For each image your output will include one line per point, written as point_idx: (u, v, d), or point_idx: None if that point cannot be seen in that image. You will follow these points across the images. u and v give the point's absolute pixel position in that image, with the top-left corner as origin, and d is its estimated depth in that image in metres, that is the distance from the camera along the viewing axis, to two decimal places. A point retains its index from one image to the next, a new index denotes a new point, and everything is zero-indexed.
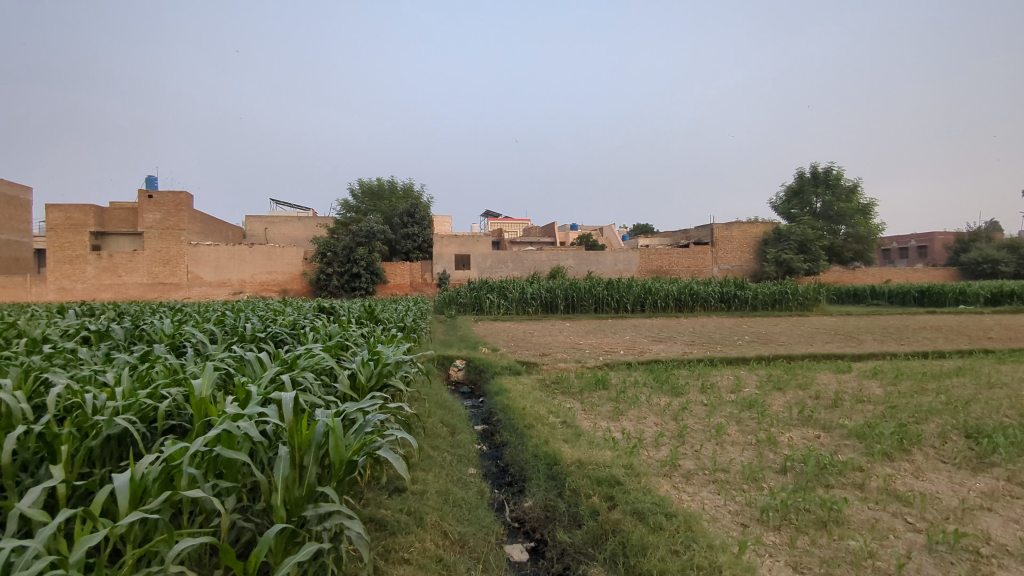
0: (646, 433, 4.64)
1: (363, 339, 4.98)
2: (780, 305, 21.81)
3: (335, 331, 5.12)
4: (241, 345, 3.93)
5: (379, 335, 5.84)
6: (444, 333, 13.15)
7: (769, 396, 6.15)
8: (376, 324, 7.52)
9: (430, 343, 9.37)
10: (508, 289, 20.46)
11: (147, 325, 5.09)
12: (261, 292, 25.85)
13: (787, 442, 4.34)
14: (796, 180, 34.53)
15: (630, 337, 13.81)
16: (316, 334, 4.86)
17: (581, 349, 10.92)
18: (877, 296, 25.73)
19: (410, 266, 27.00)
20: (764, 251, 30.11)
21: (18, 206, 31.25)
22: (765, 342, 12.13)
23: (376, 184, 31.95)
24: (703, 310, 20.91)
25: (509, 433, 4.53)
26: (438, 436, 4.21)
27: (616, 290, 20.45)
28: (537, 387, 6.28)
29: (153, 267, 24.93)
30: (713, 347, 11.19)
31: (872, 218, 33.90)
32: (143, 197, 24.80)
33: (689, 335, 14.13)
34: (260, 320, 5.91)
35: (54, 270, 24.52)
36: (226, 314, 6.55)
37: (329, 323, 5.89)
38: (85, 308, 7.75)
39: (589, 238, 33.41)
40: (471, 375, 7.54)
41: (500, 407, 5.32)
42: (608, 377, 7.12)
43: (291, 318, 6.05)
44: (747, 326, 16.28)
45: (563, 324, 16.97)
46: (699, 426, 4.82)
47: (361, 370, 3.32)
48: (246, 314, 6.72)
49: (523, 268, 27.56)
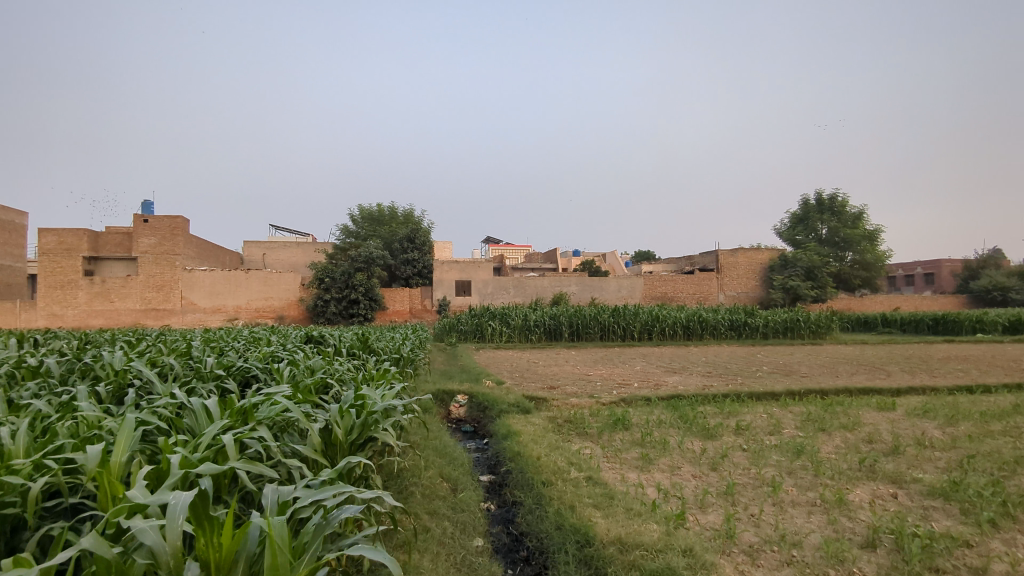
0: (688, 490, 3.90)
1: (349, 376, 4.25)
2: (792, 333, 21.07)
3: (318, 366, 4.40)
4: (195, 387, 3.19)
5: (370, 370, 5.09)
6: (443, 363, 12.41)
7: (816, 440, 5.40)
8: (370, 355, 6.78)
9: (429, 376, 8.63)
10: (510, 316, 19.74)
11: (98, 358, 4.34)
12: (257, 319, 25.11)
13: (862, 504, 3.59)
14: (801, 206, 34.04)
15: (641, 366, 13.06)
16: (296, 371, 4.14)
17: (592, 381, 10.17)
18: (889, 324, 24.99)
19: (409, 292, 26.32)
20: (771, 277, 29.45)
21: (12, 230, 30.70)
22: (786, 373, 11.35)
23: (376, 209, 31.43)
24: (713, 338, 20.14)
25: (521, 490, 3.76)
26: (436, 493, 3.45)
27: (623, 317, 19.73)
28: (550, 428, 5.53)
29: (147, 292, 24.26)
30: (732, 379, 10.42)
31: (879, 244, 33.32)
32: (138, 221, 24.28)
33: (703, 365, 13.36)
34: (235, 351, 5.17)
35: (45, 296, 23.85)
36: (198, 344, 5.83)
37: (313, 354, 5.16)
38: (50, 336, 7.02)
39: (592, 265, 32.77)
40: (473, 413, 6.79)
41: (508, 454, 4.56)
42: (627, 415, 6.37)
43: (269, 349, 5.30)
44: (762, 356, 15.53)
45: (568, 352, 16.17)
46: (748, 481, 4.08)
47: (338, 422, 2.58)
48: (220, 345, 5.97)
49: (525, 295, 26.87)
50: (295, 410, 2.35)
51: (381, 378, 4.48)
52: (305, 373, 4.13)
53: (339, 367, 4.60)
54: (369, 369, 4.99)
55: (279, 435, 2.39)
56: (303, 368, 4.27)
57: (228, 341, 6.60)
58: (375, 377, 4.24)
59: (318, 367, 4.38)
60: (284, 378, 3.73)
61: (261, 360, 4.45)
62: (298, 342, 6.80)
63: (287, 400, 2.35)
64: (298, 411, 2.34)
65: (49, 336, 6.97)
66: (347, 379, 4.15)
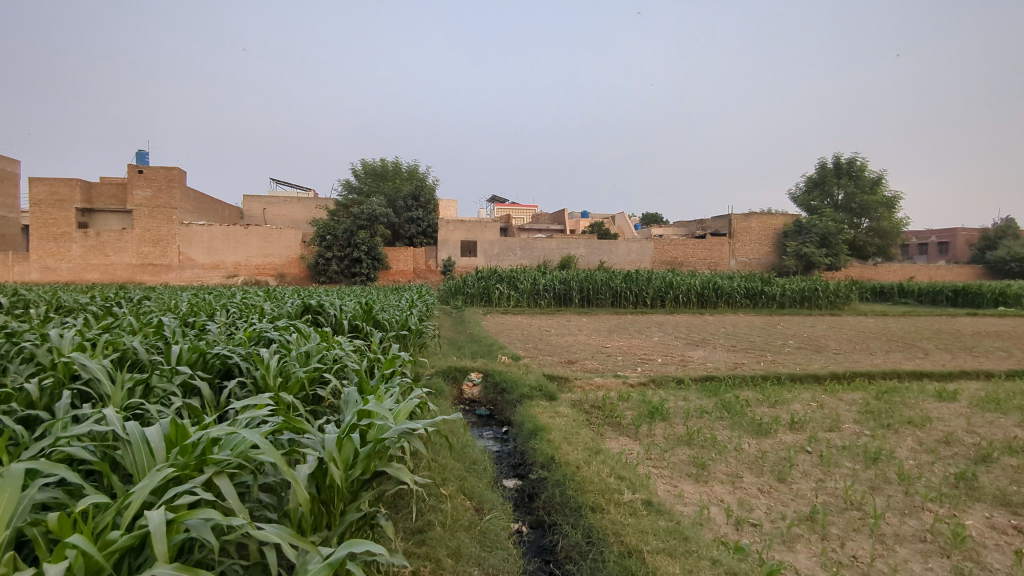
0: (762, 515, 3.19)
1: (350, 366, 3.56)
2: (809, 303, 20.31)
3: (315, 353, 3.70)
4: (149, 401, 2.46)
5: (370, 352, 4.41)
6: (451, 330, 11.73)
7: (888, 439, 4.69)
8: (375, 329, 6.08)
9: (438, 348, 7.93)
10: (519, 279, 18.97)
11: (45, 334, 3.59)
12: (257, 277, 24.39)
13: (986, 543, 2.89)
14: (818, 170, 32.84)
15: (659, 338, 12.34)
16: (289, 359, 3.43)
17: (611, 355, 9.47)
18: (907, 294, 24.25)
19: (413, 251, 25.55)
20: (784, 243, 28.57)
21: (4, 179, 29.77)
22: (816, 350, 10.63)
23: (379, 164, 30.36)
24: (727, 306, 19.44)
25: (562, 512, 3.09)
26: (458, 522, 2.77)
27: (636, 282, 18.95)
28: (579, 419, 4.85)
29: (143, 247, 23.51)
30: (761, 355, 9.71)
31: (897, 211, 32.28)
32: (133, 171, 23.42)
33: (725, 337, 12.65)
34: (215, 326, 4.45)
35: (37, 248, 23.09)
36: (176, 314, 5.10)
37: (305, 329, 4.44)
38: (18, 300, 6.30)
39: (601, 227, 31.83)
40: (488, 394, 6.13)
41: (538, 455, 3.88)
42: (663, 402, 5.67)
43: (252, 324, 4.57)
44: (782, 328, 14.81)
45: (580, 319, 15.46)
46: (830, 500, 3.37)
47: (334, 460, 1.85)
48: (203, 315, 5.27)
49: (532, 256, 26.06)
50: (270, 452, 1.60)
51: (390, 367, 3.77)
52: (299, 364, 3.43)
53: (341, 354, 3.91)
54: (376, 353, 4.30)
55: (243, 484, 1.65)
56: (297, 354, 3.55)
57: (215, 311, 5.90)
58: (379, 369, 3.53)
59: (315, 354, 3.68)
60: (271, 372, 3.02)
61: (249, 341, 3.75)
62: (294, 314, 6.10)
63: (257, 435, 1.63)
64: (274, 455, 1.60)
65: (18, 301, 6.27)
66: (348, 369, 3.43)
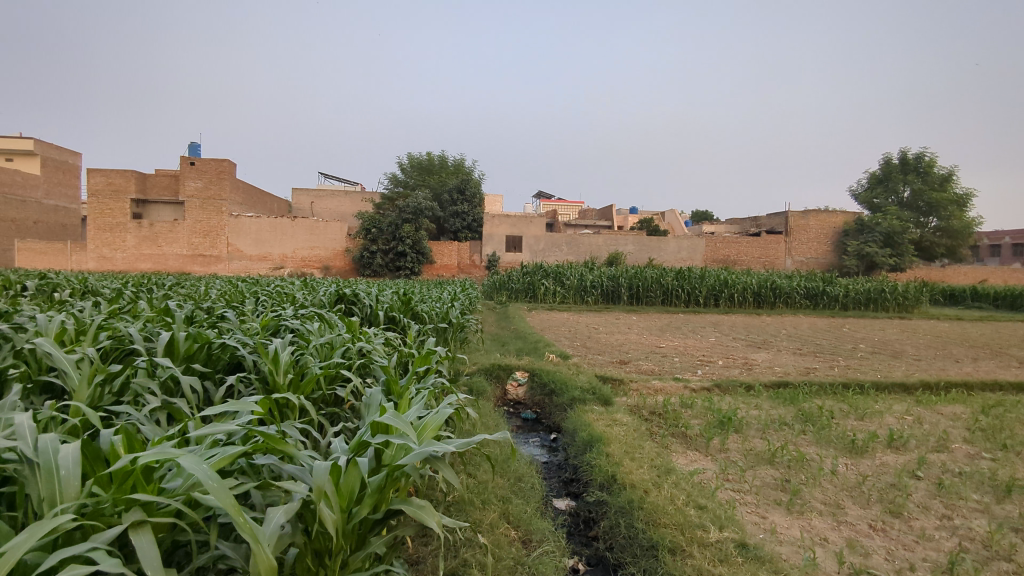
0: (885, 563, 2.51)
1: (376, 360, 3.10)
2: (874, 305, 19.04)
3: (339, 344, 3.25)
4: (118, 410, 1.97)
5: (400, 345, 3.90)
6: (494, 326, 11.21)
7: (1015, 465, 3.91)
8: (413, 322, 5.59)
9: (481, 343, 7.40)
10: (565, 275, 18.34)
11: (36, 318, 3.17)
12: (303, 269, 24.40)
13: None
14: (882, 165, 31.00)
15: (716, 338, 11.54)
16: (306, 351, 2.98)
17: (667, 355, 8.77)
18: (981, 299, 22.58)
19: (458, 246, 25.20)
20: (845, 242, 27.08)
21: (67, 171, 30.75)
22: (893, 355, 9.68)
23: (425, 157, 30.10)
24: (786, 307, 18.37)
25: (628, 551, 2.51)
26: (501, 561, 2.23)
27: (688, 280, 18.04)
28: (639, 428, 4.25)
29: (193, 238, 23.80)
30: (832, 360, 8.84)
31: (969, 210, 30.24)
32: (186, 164, 23.76)
33: (788, 339, 11.75)
34: (229, 314, 4.01)
35: (94, 238, 23.63)
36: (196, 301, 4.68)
37: (329, 318, 3.95)
38: (46, 284, 6.05)
39: (651, 223, 30.86)
40: (534, 395, 5.58)
41: (596, 471, 3.30)
42: (735, 412, 4.98)
43: (271, 312, 4.10)
44: (848, 331, 13.78)
45: (630, 318, 14.75)
46: (970, 548, 2.66)
47: (326, 499, 1.31)
48: (223, 303, 4.86)
49: (578, 253, 25.37)
50: (219, 495, 1.05)
51: (424, 364, 3.30)
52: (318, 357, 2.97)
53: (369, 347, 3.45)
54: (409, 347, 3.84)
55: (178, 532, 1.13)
56: (317, 342, 3.10)
57: (242, 300, 5.51)
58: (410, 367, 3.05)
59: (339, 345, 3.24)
60: (280, 361, 2.56)
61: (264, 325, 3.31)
62: (327, 303, 5.67)
63: (202, 465, 1.09)
64: (224, 499, 1.05)
65: (46, 284, 6.02)
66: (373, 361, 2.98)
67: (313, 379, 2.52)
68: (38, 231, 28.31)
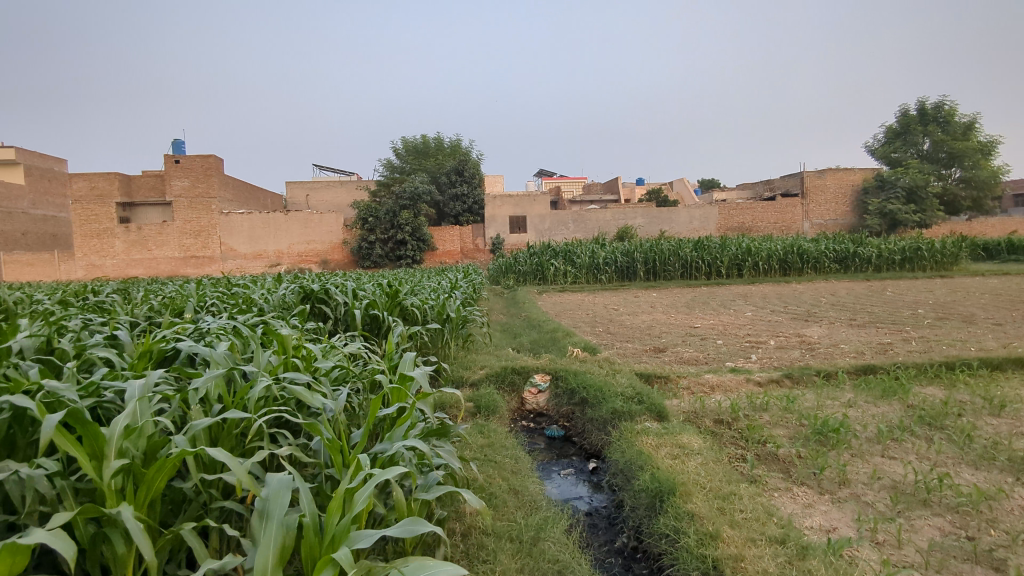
0: None
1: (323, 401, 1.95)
2: (910, 265, 17.69)
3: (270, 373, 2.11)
4: None
5: (359, 360, 2.69)
6: (503, 315, 10.02)
7: None
8: (396, 324, 4.36)
9: (489, 340, 6.18)
10: (575, 253, 17.06)
11: None
12: (300, 264, 23.21)
13: None
14: (899, 117, 29.26)
15: (753, 313, 10.25)
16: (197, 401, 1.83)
17: (706, 337, 7.51)
18: (1019, 252, 21.12)
19: (459, 230, 23.96)
20: (865, 201, 25.62)
21: (52, 179, 29.53)
22: (964, 320, 8.39)
23: (419, 140, 28.73)
24: (814, 272, 17.07)
25: None
26: None
27: (708, 251, 16.72)
28: (712, 452, 3.04)
29: (184, 239, 22.59)
30: (899, 331, 7.57)
31: (994, 158, 28.61)
32: (170, 162, 22.60)
33: (833, 309, 10.48)
34: (106, 338, 2.76)
35: (81, 246, 22.30)
36: (88, 317, 3.44)
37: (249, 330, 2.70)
38: None
39: (660, 194, 29.50)
40: (560, 405, 4.37)
41: (684, 559, 2.07)
42: (838, 418, 3.71)
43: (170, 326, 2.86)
44: (892, 294, 12.48)
45: (650, 295, 13.49)
46: None
47: None
48: (125, 317, 3.61)
49: (586, 230, 24.02)
50: None
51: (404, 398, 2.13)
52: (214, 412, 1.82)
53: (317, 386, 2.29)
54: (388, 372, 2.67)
55: None
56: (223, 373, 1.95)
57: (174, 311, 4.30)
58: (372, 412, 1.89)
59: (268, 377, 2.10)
60: (117, 435, 1.38)
61: (153, 352, 2.17)
62: (282, 308, 4.44)
63: None
64: None
65: None
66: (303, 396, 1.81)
67: (167, 461, 1.37)
68: (27, 242, 27.17)
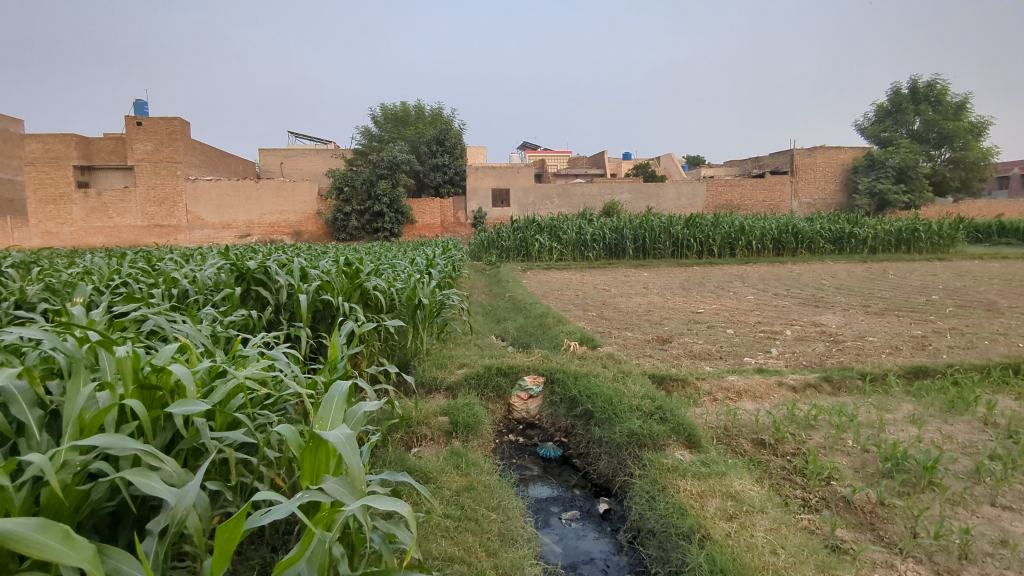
0: None
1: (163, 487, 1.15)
2: (905, 247, 17.07)
3: (89, 425, 1.25)
4: None
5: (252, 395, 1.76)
6: (485, 295, 9.14)
7: None
8: (347, 323, 3.39)
9: (469, 329, 5.31)
10: (561, 229, 16.17)
11: None
12: (271, 235, 22.03)
13: None
14: (891, 95, 28.47)
15: (756, 296, 9.45)
16: None
17: (714, 325, 6.69)
18: (1010, 235, 20.67)
19: (440, 203, 22.93)
20: (855, 180, 24.96)
21: (7, 140, 27.75)
22: (988, 309, 7.67)
23: (399, 108, 27.37)
24: (808, 253, 16.38)
25: None
26: None
27: (699, 228, 15.91)
28: (776, 504, 2.20)
29: (148, 206, 21.21)
30: (925, 321, 6.82)
31: (984, 140, 28.09)
32: (131, 123, 20.87)
33: (839, 293, 9.72)
34: None
35: (36, 212, 20.89)
36: None
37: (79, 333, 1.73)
38: None
39: (647, 169, 28.64)
40: (558, 418, 3.52)
41: None
42: (917, 446, 2.86)
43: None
44: (895, 278, 11.78)
45: (640, 274, 12.69)
46: None
47: None
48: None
49: (571, 204, 23.08)
50: None
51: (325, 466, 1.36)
52: None
53: (188, 437, 1.45)
54: (312, 408, 1.85)
55: None
56: None
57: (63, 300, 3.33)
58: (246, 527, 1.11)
59: (85, 434, 1.25)
60: None
61: None
62: (203, 298, 3.47)
63: None
64: None
65: None
66: (36, 542, 0.98)
67: None
68: None
